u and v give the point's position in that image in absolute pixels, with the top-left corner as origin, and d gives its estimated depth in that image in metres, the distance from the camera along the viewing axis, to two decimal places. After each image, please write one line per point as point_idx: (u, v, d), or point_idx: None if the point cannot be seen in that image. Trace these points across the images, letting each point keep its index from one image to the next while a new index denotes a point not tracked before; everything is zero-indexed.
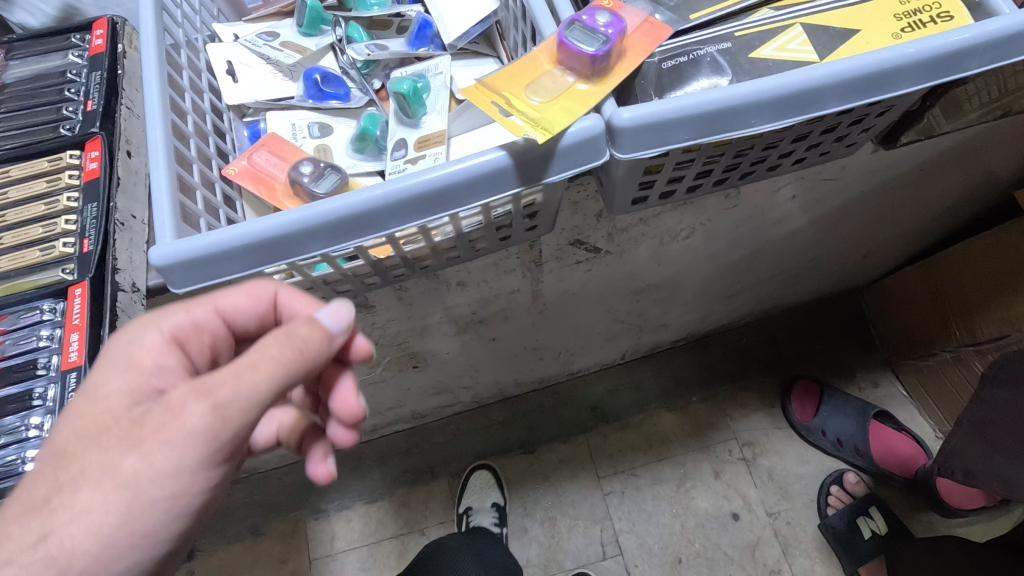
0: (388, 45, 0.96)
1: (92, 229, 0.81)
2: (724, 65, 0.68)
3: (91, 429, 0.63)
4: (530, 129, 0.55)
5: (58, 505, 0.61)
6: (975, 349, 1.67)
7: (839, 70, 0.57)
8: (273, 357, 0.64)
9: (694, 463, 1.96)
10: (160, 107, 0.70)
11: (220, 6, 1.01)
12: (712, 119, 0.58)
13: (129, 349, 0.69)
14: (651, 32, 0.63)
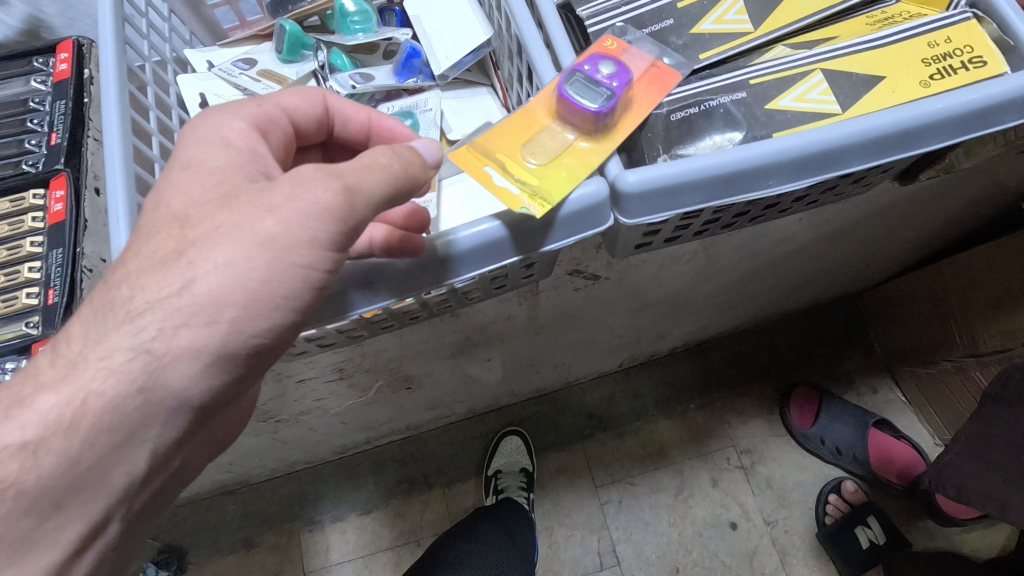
0: (374, 73, 0.97)
1: (56, 276, 0.89)
2: (739, 117, 0.66)
3: (211, 196, 0.60)
4: (527, 200, 0.58)
5: (196, 259, 0.57)
6: (977, 361, 1.64)
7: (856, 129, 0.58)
8: (394, 169, 0.63)
9: (692, 471, 1.94)
10: (120, 161, 0.71)
11: (194, 29, 0.99)
12: (726, 181, 0.59)
13: (214, 133, 0.64)
14: (654, 79, 0.66)
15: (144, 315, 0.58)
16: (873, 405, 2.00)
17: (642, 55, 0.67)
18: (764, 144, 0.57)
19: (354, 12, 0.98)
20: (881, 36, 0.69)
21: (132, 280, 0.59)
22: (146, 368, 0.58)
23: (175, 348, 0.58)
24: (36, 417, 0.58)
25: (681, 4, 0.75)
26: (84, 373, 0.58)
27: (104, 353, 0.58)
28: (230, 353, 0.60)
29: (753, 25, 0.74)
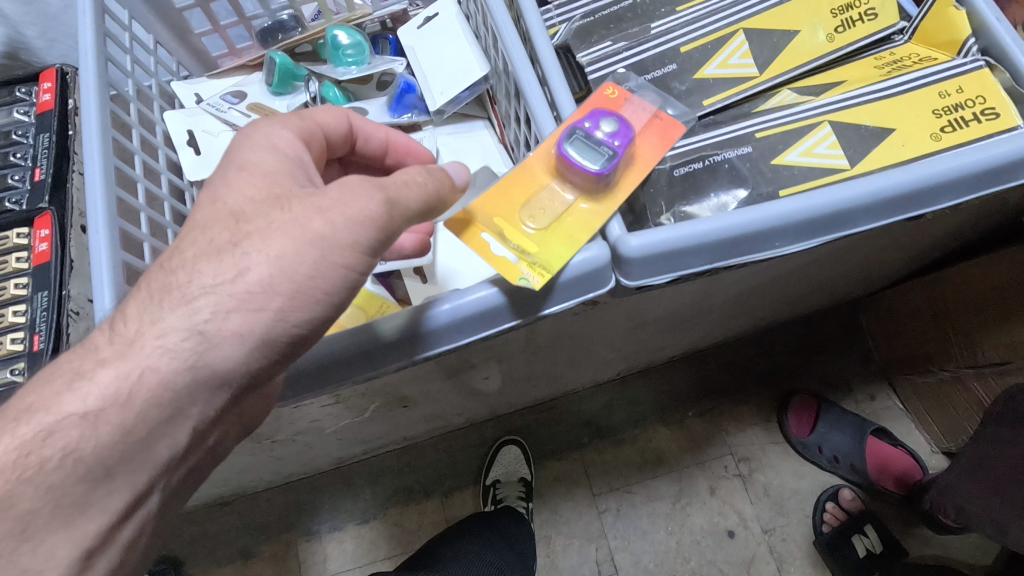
0: (368, 107, 1.01)
1: (42, 321, 0.86)
2: (745, 174, 0.71)
3: (264, 194, 0.59)
4: (526, 268, 0.60)
5: (251, 248, 0.56)
6: (975, 373, 1.61)
7: (873, 188, 0.61)
8: (437, 185, 0.63)
9: (688, 479, 1.91)
10: (103, 217, 0.69)
11: (182, 58, 1.01)
12: (736, 242, 0.61)
13: (264, 139, 0.62)
14: (652, 135, 0.68)
15: (199, 299, 0.56)
16: (868, 412, 1.98)
17: (637, 112, 0.70)
18: (776, 208, 0.60)
19: (347, 43, 0.98)
20: (890, 83, 0.74)
21: (187, 263, 0.57)
22: (199, 350, 0.56)
23: (231, 328, 0.56)
24: (95, 388, 0.55)
25: (683, 47, 0.79)
26: (144, 346, 0.56)
27: (160, 330, 0.56)
28: (274, 345, 0.58)
29: (757, 67, 0.78)
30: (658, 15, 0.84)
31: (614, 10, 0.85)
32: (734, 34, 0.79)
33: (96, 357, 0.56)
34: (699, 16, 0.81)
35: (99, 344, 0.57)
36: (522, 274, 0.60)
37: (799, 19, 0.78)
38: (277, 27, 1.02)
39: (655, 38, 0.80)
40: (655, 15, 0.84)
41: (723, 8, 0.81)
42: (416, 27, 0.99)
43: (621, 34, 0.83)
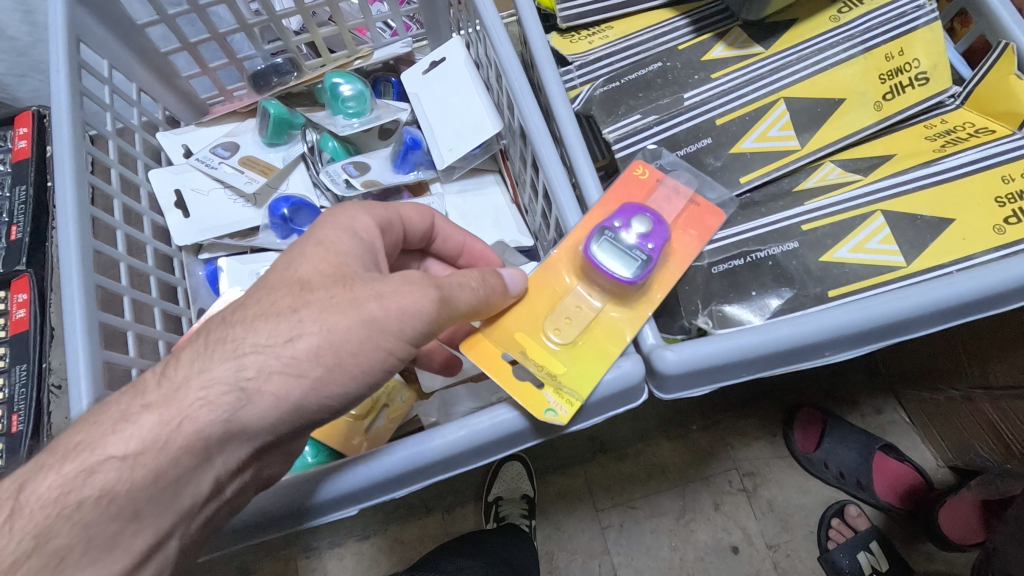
0: (368, 161, 0.67)
1: (19, 399, 0.61)
2: (791, 273, 0.44)
3: (335, 269, 0.38)
4: (552, 396, 0.39)
5: (310, 317, 0.35)
6: (987, 395, 0.88)
7: (954, 294, 0.40)
8: (502, 287, 0.40)
9: (693, 495, 1.06)
10: (79, 269, 0.47)
11: (170, 105, 0.69)
12: (781, 356, 0.41)
13: (353, 214, 0.42)
14: (694, 223, 0.44)
15: (245, 357, 0.35)
16: (874, 429, 1.10)
17: (683, 184, 0.45)
18: (831, 320, 0.39)
19: (349, 93, 0.67)
20: (943, 163, 0.47)
21: (245, 318, 0.36)
22: (235, 408, 0.34)
23: (269, 393, 0.35)
24: (139, 432, 0.33)
25: (720, 118, 0.49)
26: (188, 396, 0.34)
27: (205, 379, 0.34)
28: (304, 421, 0.37)
29: (800, 139, 0.49)
30: (691, 80, 0.51)
31: (641, 71, 0.52)
32: (771, 102, 0.50)
33: (137, 405, 0.34)
34: (735, 83, 0.51)
35: (143, 385, 0.35)
36: (546, 404, 0.38)
37: (845, 84, 0.50)
38: (271, 71, 0.69)
39: (685, 107, 0.50)
40: (688, 81, 0.51)
41: (759, 73, 0.51)
42: (422, 71, 0.67)
43: (652, 103, 0.50)
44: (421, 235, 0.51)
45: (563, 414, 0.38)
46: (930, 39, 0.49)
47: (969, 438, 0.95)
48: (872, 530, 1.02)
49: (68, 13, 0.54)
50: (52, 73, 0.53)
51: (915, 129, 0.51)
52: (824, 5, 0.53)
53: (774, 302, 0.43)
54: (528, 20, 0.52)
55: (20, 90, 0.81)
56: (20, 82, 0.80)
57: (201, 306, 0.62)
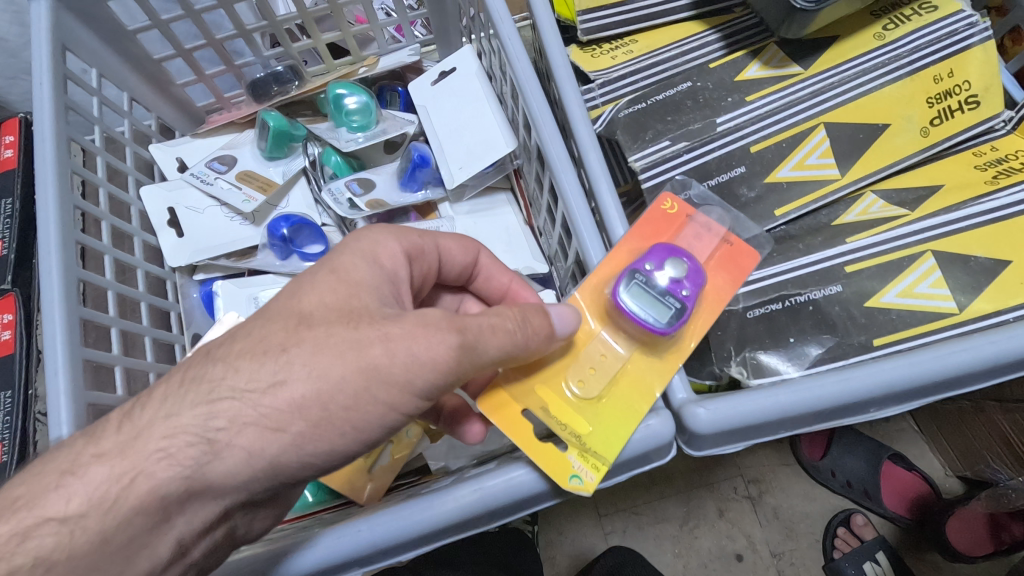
0: (372, 177, 0.64)
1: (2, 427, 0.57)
2: (833, 320, 0.40)
3: (342, 302, 0.34)
4: (577, 460, 0.36)
5: (300, 358, 0.32)
6: (999, 406, 0.78)
7: (1013, 348, 0.36)
8: (543, 334, 0.35)
9: (696, 500, 0.94)
10: (62, 302, 0.44)
11: (165, 115, 0.65)
12: (822, 412, 0.37)
13: (379, 240, 0.38)
14: (725, 265, 0.39)
15: (219, 402, 0.32)
16: (880, 435, 1.00)
17: (716, 220, 0.40)
18: (877, 377, 0.35)
19: (354, 105, 0.63)
20: (996, 199, 0.43)
21: (228, 355, 0.33)
22: (200, 463, 0.31)
23: (241, 447, 0.32)
24: (84, 489, 0.31)
25: (754, 145, 0.46)
26: (147, 446, 0.31)
27: (170, 427, 0.31)
28: (283, 479, 0.33)
29: (840, 168, 0.45)
30: (723, 103, 0.47)
31: (669, 91, 0.48)
32: (810, 127, 0.46)
33: (88, 453, 0.31)
34: (772, 106, 0.47)
35: (100, 431, 0.32)
36: (570, 470, 0.36)
37: (889, 109, 0.46)
38: (271, 79, 0.66)
39: (718, 133, 0.46)
40: (720, 104, 0.47)
41: (797, 96, 0.47)
42: (431, 82, 0.63)
43: (682, 128, 0.46)
44: (458, 268, 0.46)
45: (589, 481, 0.36)
46: (983, 60, 0.46)
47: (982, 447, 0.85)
48: (880, 540, 0.92)
49: (53, 18, 0.51)
50: (35, 86, 0.49)
51: (962, 155, 0.46)
52: (869, 21, 0.49)
53: (814, 350, 0.40)
54: (544, 30, 0.47)
55: (12, 92, 0.75)
56: (12, 84, 0.74)
57: (195, 331, 0.59)
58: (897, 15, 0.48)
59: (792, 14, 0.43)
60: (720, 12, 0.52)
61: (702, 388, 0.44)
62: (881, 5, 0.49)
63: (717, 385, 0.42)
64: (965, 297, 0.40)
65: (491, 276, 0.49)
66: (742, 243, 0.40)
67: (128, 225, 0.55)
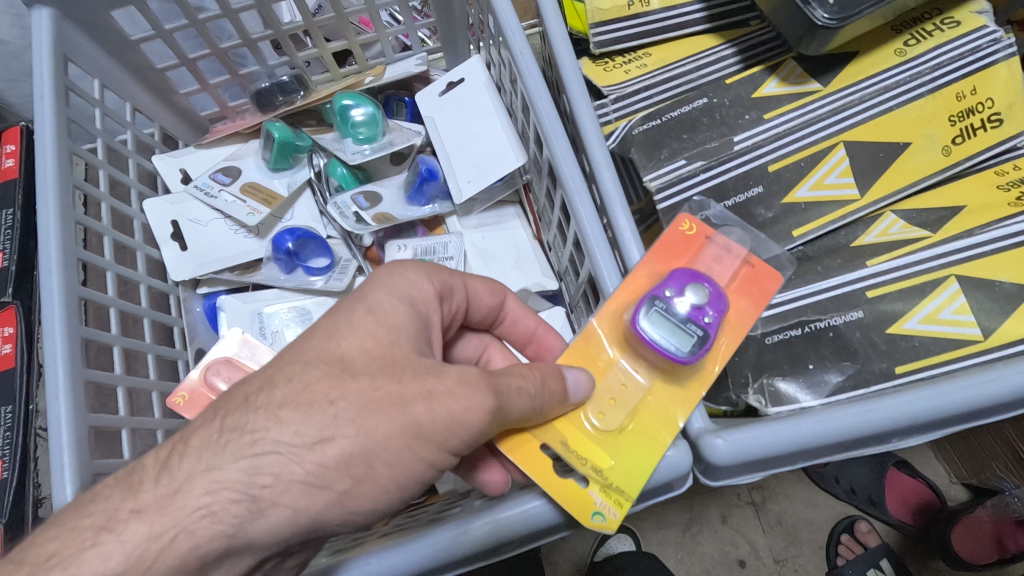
0: (378, 190, 0.63)
1: (4, 444, 0.56)
2: (854, 346, 0.39)
3: (385, 351, 0.33)
4: (599, 496, 0.36)
5: (347, 414, 0.31)
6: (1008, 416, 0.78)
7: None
8: (558, 394, 0.35)
9: (699, 506, 0.92)
10: (63, 322, 0.43)
11: (166, 123, 0.64)
12: (844, 442, 0.36)
13: (416, 279, 0.37)
14: (748, 289, 0.38)
15: (262, 457, 0.30)
16: None
17: (736, 241, 0.39)
18: (903, 408, 0.34)
19: (360, 117, 0.63)
20: (1018, 223, 0.42)
21: (270, 404, 0.31)
22: (244, 520, 0.30)
23: (285, 505, 0.31)
24: (122, 547, 0.29)
25: (772, 164, 0.45)
26: (188, 502, 0.30)
27: (213, 479, 0.30)
28: (323, 534, 0.33)
29: (860, 188, 0.44)
30: (740, 121, 0.46)
31: (684, 108, 0.47)
32: (830, 145, 0.45)
33: (127, 507, 0.30)
34: (789, 125, 0.46)
35: (139, 483, 0.31)
36: (593, 507, 0.36)
37: (911, 127, 0.45)
38: (276, 89, 0.65)
39: (735, 152, 0.45)
40: (737, 122, 0.46)
41: (817, 114, 0.46)
42: (438, 92, 0.62)
43: (698, 146, 0.45)
44: (486, 311, 0.45)
45: (612, 518, 0.36)
46: (1007, 76, 0.45)
47: (985, 454, 0.86)
48: (882, 547, 0.91)
49: (55, 30, 0.50)
50: (37, 101, 0.48)
51: (985, 173, 0.45)
52: (889, 36, 0.48)
53: (835, 377, 0.39)
54: (557, 43, 0.46)
55: (12, 96, 0.70)
56: (12, 87, 0.70)
57: (199, 346, 0.58)
58: (918, 31, 0.47)
59: (812, 30, 0.42)
60: (735, 26, 0.51)
61: (716, 412, 0.43)
62: (902, 20, 0.48)
63: (733, 411, 0.41)
64: (992, 321, 0.39)
65: (518, 317, 0.48)
66: (765, 264, 0.39)
67: (131, 241, 0.55)
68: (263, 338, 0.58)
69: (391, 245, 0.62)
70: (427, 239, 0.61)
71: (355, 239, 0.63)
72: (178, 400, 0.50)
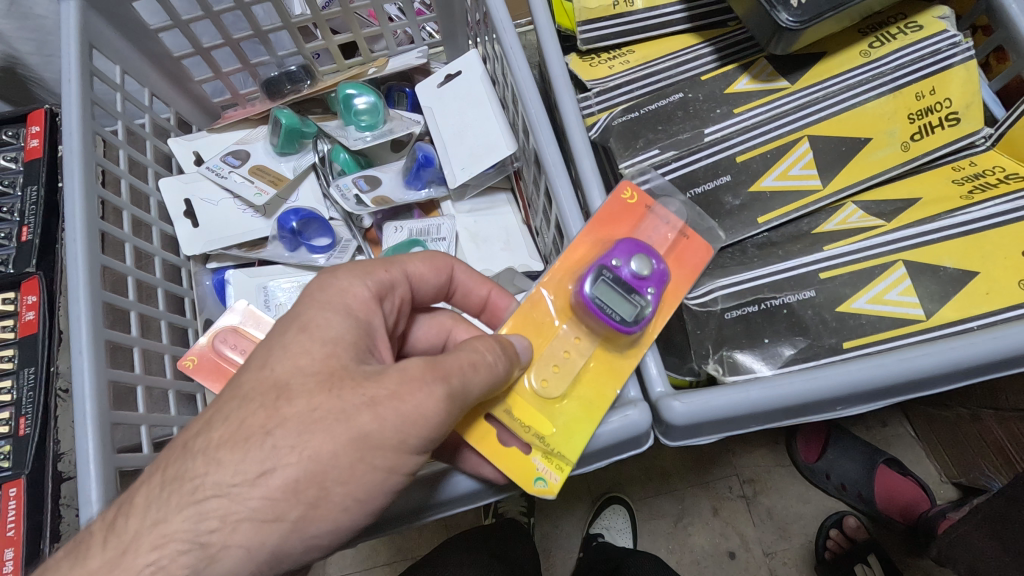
0: (380, 175, 0.67)
1: (27, 403, 0.60)
2: (806, 323, 0.43)
3: (320, 366, 0.35)
4: (541, 463, 0.40)
5: (285, 443, 0.33)
6: (995, 414, 0.78)
7: (975, 353, 0.38)
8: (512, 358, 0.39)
9: (692, 498, 0.95)
10: (87, 284, 0.47)
11: (181, 108, 0.68)
12: (786, 409, 0.40)
13: (349, 286, 0.39)
14: (684, 259, 0.43)
15: (206, 502, 0.32)
16: (877, 440, 1.00)
17: (674, 212, 0.44)
18: (845, 377, 0.37)
19: (362, 106, 0.67)
20: (971, 212, 0.45)
21: (207, 447, 0.34)
22: (196, 569, 0.32)
23: (237, 545, 0.33)
24: None
25: (740, 155, 0.48)
26: (137, 560, 0.32)
27: (161, 534, 0.32)
28: (289, 562, 0.35)
29: (822, 178, 0.48)
30: (713, 114, 0.50)
31: (661, 102, 0.51)
32: (794, 139, 0.48)
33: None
34: (757, 119, 0.49)
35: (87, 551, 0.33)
36: (536, 473, 0.40)
37: (873, 123, 0.48)
38: (284, 78, 0.68)
39: (706, 143, 0.49)
40: (709, 115, 0.50)
41: (784, 110, 0.49)
42: (437, 84, 0.66)
43: (671, 137, 0.49)
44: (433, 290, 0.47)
45: (552, 484, 0.40)
46: (965, 77, 0.48)
47: (977, 456, 0.86)
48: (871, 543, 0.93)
49: (81, 18, 0.53)
50: (64, 82, 0.52)
51: (939, 173, 0.49)
52: (856, 39, 0.51)
53: (790, 352, 0.42)
54: (545, 42, 0.50)
55: (45, 71, 0.75)
56: (47, 63, 0.75)
57: (207, 317, 0.62)
58: (883, 34, 0.50)
59: (779, 32, 0.45)
60: (714, 26, 0.55)
61: (682, 382, 0.46)
62: (868, 24, 0.51)
63: (696, 381, 0.45)
64: (933, 305, 0.42)
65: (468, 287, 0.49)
66: (695, 235, 0.44)
67: (148, 216, 0.59)
68: (268, 313, 0.62)
69: (387, 227, 0.66)
70: (423, 221, 0.65)
71: (355, 220, 0.67)
72: (188, 362, 0.54)
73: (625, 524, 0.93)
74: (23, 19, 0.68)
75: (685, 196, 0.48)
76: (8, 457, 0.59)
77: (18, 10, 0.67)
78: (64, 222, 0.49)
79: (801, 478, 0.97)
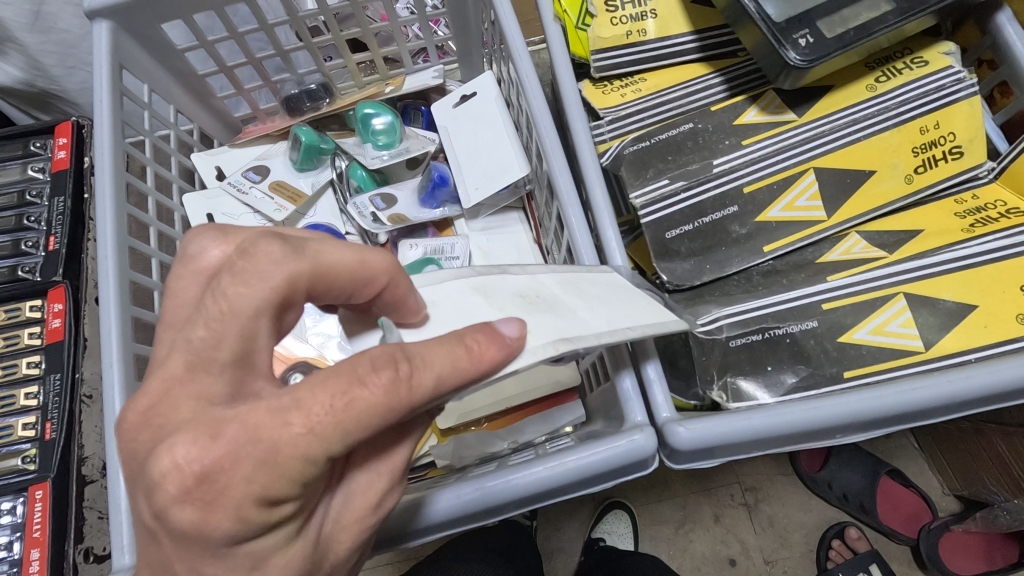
0: (395, 193, 0.69)
1: (53, 407, 0.63)
2: (808, 352, 0.44)
3: None
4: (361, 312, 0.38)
5: None
6: (999, 429, 0.76)
7: (970, 387, 0.39)
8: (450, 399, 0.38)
9: (693, 504, 0.97)
10: (116, 301, 0.49)
11: (203, 123, 0.70)
12: (788, 436, 0.41)
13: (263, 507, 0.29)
14: None
15: None
16: (880, 451, 1.01)
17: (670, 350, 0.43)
18: (843, 407, 0.39)
19: (380, 126, 0.69)
20: (969, 247, 0.46)
21: None
22: None
23: None
24: None
25: (748, 186, 0.50)
26: None
27: None
28: None
29: (827, 210, 0.49)
30: (721, 146, 0.51)
31: (671, 131, 0.52)
32: (801, 171, 0.50)
33: None
34: (766, 151, 0.51)
35: None
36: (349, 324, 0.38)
37: (877, 156, 0.50)
38: (305, 96, 0.70)
39: (714, 174, 0.50)
40: (718, 146, 0.51)
41: (791, 142, 0.51)
42: (453, 104, 0.68)
43: (681, 168, 0.51)
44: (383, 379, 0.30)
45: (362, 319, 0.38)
46: (969, 113, 0.49)
47: (982, 470, 0.85)
48: (873, 554, 0.94)
49: (113, 40, 0.55)
50: (96, 102, 0.54)
51: (944, 206, 0.50)
52: (863, 73, 0.52)
53: (793, 382, 0.44)
54: (561, 69, 0.51)
55: (69, 82, 0.77)
56: (70, 74, 0.76)
57: None
58: (889, 68, 0.52)
59: (787, 69, 0.47)
60: (725, 56, 0.56)
61: (686, 405, 0.47)
62: (875, 58, 0.53)
63: (701, 405, 0.46)
64: (933, 337, 0.44)
65: (352, 288, 0.33)
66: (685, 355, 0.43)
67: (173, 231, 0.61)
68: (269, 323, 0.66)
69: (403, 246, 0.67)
70: (438, 239, 0.67)
71: (371, 236, 0.69)
72: None
73: (627, 529, 0.96)
74: (50, 31, 0.70)
75: (692, 226, 0.49)
76: (36, 459, 0.62)
77: (46, 24, 0.69)
78: (96, 238, 0.51)
79: (803, 490, 0.98)
